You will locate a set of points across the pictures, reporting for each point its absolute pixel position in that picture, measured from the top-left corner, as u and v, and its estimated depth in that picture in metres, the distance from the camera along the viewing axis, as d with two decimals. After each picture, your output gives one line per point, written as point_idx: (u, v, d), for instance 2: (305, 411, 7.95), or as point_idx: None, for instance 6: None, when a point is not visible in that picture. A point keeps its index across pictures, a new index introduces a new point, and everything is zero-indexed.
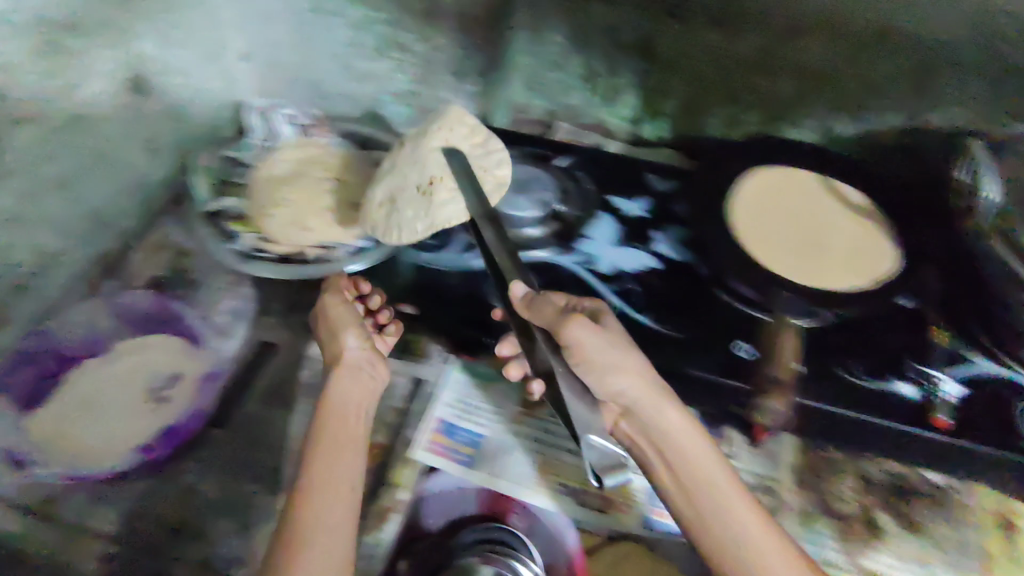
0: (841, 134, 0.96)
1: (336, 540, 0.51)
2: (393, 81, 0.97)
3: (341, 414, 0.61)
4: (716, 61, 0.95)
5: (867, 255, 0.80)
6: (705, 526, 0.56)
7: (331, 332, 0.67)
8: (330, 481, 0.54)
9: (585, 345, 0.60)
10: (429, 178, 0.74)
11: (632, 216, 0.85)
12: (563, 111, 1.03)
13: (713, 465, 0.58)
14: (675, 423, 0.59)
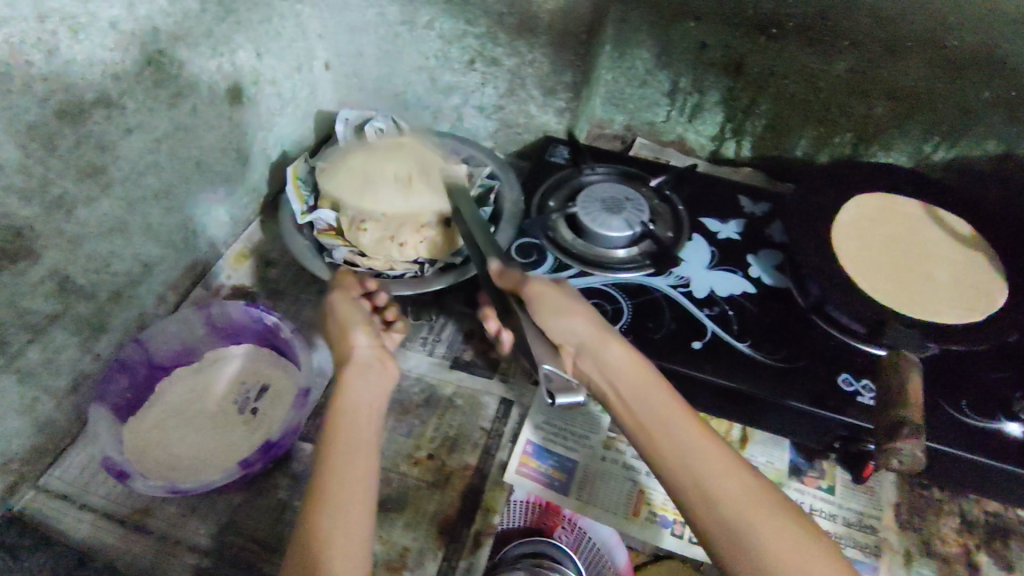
0: (935, 159, 0.93)
1: (351, 557, 0.48)
2: (479, 94, 0.93)
3: (348, 418, 0.56)
4: (811, 82, 0.90)
5: (980, 291, 0.72)
6: (675, 470, 0.53)
7: (342, 332, 0.64)
8: (339, 494, 0.51)
9: (546, 304, 0.63)
10: (408, 173, 0.77)
11: (728, 242, 0.82)
12: (643, 127, 1.05)
13: (667, 407, 0.56)
14: (625, 367, 0.59)
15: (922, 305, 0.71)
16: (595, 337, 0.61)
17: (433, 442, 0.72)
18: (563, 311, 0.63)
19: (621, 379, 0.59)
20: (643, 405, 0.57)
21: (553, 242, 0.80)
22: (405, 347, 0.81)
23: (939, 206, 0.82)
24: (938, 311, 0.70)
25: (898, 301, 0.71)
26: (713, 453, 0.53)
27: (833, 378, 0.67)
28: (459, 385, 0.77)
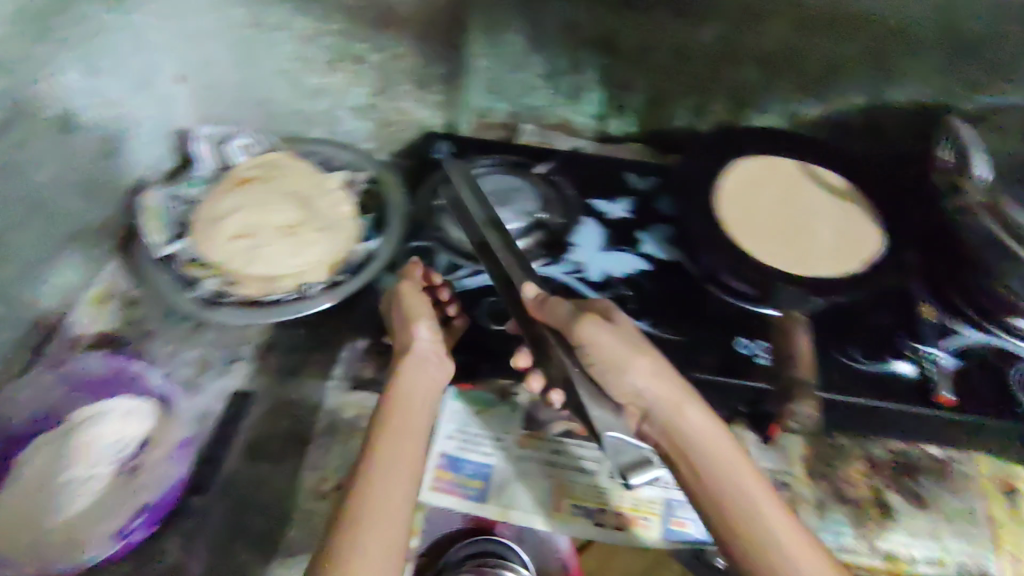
0: (809, 116, 0.94)
1: (379, 554, 0.49)
2: (349, 95, 0.88)
3: (407, 404, 0.60)
4: (683, 53, 0.91)
5: (853, 254, 0.73)
6: (744, 545, 0.52)
7: (405, 323, 0.66)
8: (377, 496, 0.52)
9: (607, 356, 0.59)
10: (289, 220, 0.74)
11: (617, 222, 0.81)
12: (526, 113, 1.02)
13: (742, 473, 0.55)
14: (702, 429, 0.57)
15: (806, 263, 0.73)
16: (667, 391, 0.58)
17: (339, 472, 0.68)
18: (626, 364, 0.59)
19: (696, 440, 0.57)
20: (716, 470, 0.55)
21: (443, 243, 0.77)
22: (297, 374, 0.75)
23: (815, 164, 0.85)
24: (819, 267, 0.72)
25: (782, 261, 0.73)
26: (789, 533, 0.52)
27: (730, 346, 0.69)
28: (360, 406, 0.73)
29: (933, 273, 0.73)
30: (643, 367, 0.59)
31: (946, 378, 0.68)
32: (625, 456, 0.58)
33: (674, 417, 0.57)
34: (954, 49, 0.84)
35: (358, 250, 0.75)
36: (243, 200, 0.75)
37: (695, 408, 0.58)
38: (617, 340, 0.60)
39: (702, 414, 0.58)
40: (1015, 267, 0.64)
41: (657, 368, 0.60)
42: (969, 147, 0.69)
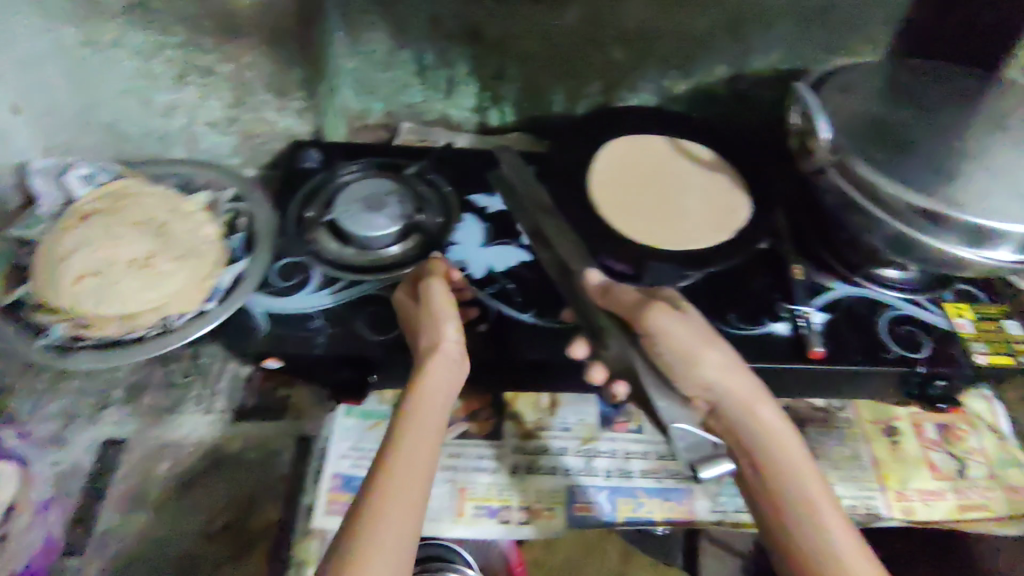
0: (677, 91, 0.96)
1: (403, 546, 0.48)
2: (204, 109, 0.82)
3: (430, 400, 0.57)
4: (548, 39, 0.90)
5: (718, 222, 0.76)
6: (796, 528, 0.55)
7: (434, 319, 0.62)
8: (394, 488, 0.51)
9: (678, 348, 0.60)
10: (144, 252, 0.70)
11: (497, 214, 0.81)
12: (402, 111, 1.00)
13: (803, 469, 0.57)
14: (773, 423, 0.59)
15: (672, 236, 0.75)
16: (739, 384, 0.60)
17: (227, 509, 0.65)
18: (700, 356, 0.60)
19: (770, 434, 0.59)
20: (783, 463, 0.57)
21: (318, 256, 0.74)
22: (176, 411, 0.71)
23: (683, 138, 0.86)
24: (683, 239, 0.74)
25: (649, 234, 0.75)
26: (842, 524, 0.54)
27: None
28: (246, 437, 0.70)
29: (802, 236, 0.81)
30: (719, 361, 0.61)
31: (817, 333, 0.71)
32: (693, 449, 0.57)
33: (751, 411, 0.59)
34: (802, 13, 0.87)
35: (222, 275, 0.70)
36: (87, 234, 0.70)
37: (765, 403, 0.60)
38: (685, 332, 0.61)
39: (772, 411, 0.60)
40: (868, 223, 0.68)
41: (729, 362, 0.61)
42: (814, 113, 0.67)
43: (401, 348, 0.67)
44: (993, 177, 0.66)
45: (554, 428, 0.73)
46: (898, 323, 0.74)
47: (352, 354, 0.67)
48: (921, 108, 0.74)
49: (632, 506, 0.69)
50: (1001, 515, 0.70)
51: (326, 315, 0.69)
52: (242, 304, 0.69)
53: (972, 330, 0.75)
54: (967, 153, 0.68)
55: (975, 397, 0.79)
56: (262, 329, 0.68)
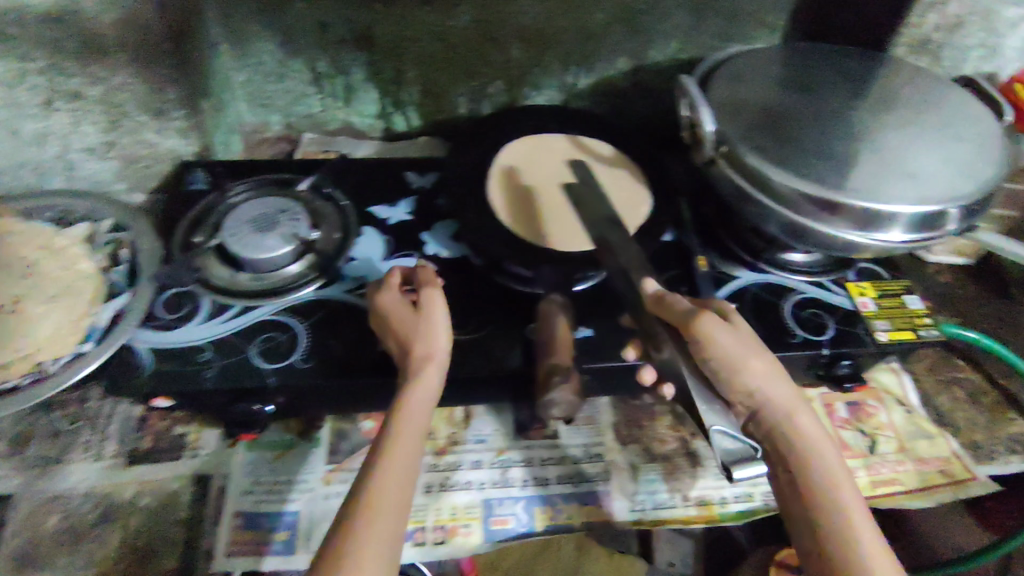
0: (581, 87, 0.96)
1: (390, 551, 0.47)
2: (77, 135, 0.76)
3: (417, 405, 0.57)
4: (443, 40, 0.88)
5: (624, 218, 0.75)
6: (832, 540, 0.51)
7: (427, 329, 0.61)
8: (385, 501, 0.49)
9: (726, 356, 0.56)
10: (12, 297, 0.65)
11: (398, 226, 0.78)
12: (302, 121, 0.96)
13: (846, 484, 0.53)
14: (813, 432, 0.55)
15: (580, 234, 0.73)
16: (777, 391, 0.57)
17: (121, 562, 0.62)
18: (747, 360, 0.56)
19: (808, 444, 0.55)
20: (826, 475, 0.54)
21: (207, 284, 0.71)
22: (64, 460, 0.67)
23: (581, 134, 0.85)
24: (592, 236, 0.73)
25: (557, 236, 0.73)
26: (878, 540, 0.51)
27: (521, 335, 0.68)
28: (140, 481, 0.66)
29: (709, 228, 0.82)
30: (763, 366, 0.57)
31: None
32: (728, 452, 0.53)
33: (787, 419, 0.56)
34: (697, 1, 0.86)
35: (100, 313, 0.66)
36: None
37: (803, 412, 0.56)
38: (735, 336, 0.57)
39: (812, 422, 0.56)
40: (763, 213, 0.68)
41: (772, 368, 0.57)
42: (698, 105, 0.66)
43: (296, 375, 0.64)
44: (879, 158, 0.66)
45: (468, 442, 0.72)
46: (801, 307, 0.75)
47: (244, 385, 0.63)
48: (810, 93, 0.75)
49: (550, 515, 0.68)
50: (912, 487, 0.71)
51: (214, 347, 0.66)
52: (123, 341, 0.65)
53: (874, 309, 0.76)
54: (853, 137, 0.69)
55: (883, 369, 0.82)
56: (147, 365, 0.64)
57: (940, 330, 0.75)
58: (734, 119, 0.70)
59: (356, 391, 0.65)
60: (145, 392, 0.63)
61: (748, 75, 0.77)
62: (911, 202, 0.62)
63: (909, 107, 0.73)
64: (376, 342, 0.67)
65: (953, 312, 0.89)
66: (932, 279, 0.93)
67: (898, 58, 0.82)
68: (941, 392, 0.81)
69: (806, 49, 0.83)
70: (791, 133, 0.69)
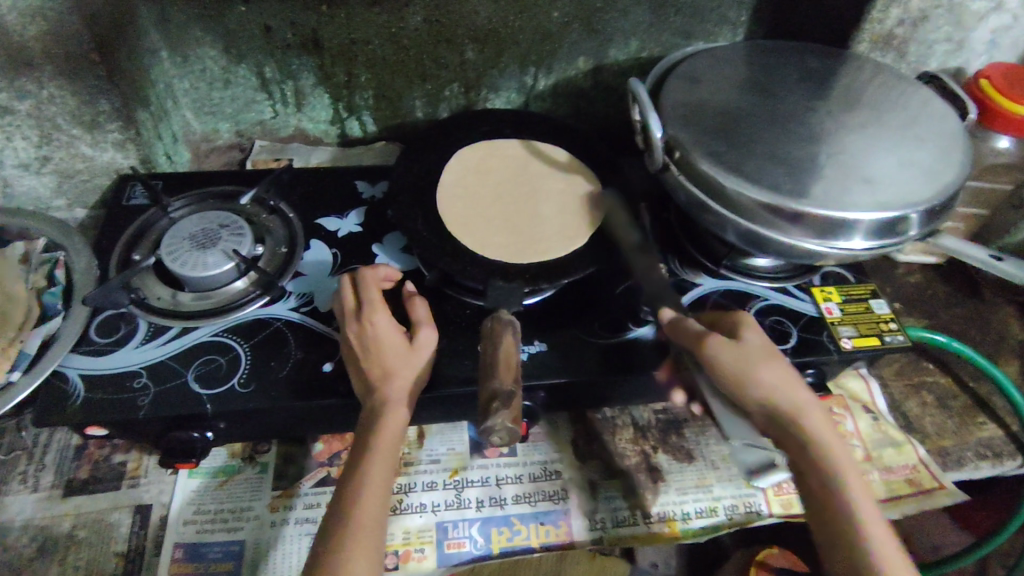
0: (540, 88, 0.93)
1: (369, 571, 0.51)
2: (9, 150, 0.73)
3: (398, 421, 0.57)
4: (394, 42, 0.84)
5: (574, 229, 0.72)
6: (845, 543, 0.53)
7: (404, 357, 0.59)
8: (365, 529, 0.53)
9: (731, 371, 0.57)
10: None
11: (348, 238, 0.75)
12: (254, 129, 0.94)
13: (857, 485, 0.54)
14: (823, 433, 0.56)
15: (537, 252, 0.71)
16: (788, 393, 0.56)
17: None
18: (753, 373, 0.56)
19: (821, 445, 0.55)
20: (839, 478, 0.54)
21: (144, 305, 0.67)
22: None
23: (536, 139, 0.82)
24: (550, 244, 0.70)
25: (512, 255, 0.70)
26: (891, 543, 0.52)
27: (470, 350, 0.66)
28: (77, 513, 0.64)
29: (670, 233, 0.80)
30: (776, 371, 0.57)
31: None
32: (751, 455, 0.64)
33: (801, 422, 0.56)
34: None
35: (31, 340, 0.64)
36: None
37: (813, 415, 0.56)
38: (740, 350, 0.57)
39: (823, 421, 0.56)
40: (720, 221, 0.65)
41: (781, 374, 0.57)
42: (646, 111, 0.65)
43: (234, 400, 0.61)
44: (837, 163, 0.64)
45: (421, 462, 0.70)
46: (763, 315, 0.73)
47: (180, 412, 0.60)
48: (768, 94, 0.72)
49: (507, 536, 0.66)
50: (878, 498, 0.70)
51: (150, 371, 0.63)
52: (54, 368, 0.62)
53: (839, 314, 0.74)
54: (812, 140, 0.67)
55: (850, 375, 0.80)
56: (78, 393, 0.61)
57: (906, 335, 0.73)
58: (687, 123, 0.67)
59: (302, 413, 0.63)
60: (77, 423, 0.60)
61: (704, 74, 0.75)
62: (870, 208, 0.60)
63: (872, 107, 0.71)
64: (321, 361, 0.65)
65: (921, 313, 0.88)
66: (902, 280, 0.91)
67: (861, 55, 0.79)
68: (909, 397, 0.80)
69: (767, 46, 0.81)
70: (746, 136, 0.67)
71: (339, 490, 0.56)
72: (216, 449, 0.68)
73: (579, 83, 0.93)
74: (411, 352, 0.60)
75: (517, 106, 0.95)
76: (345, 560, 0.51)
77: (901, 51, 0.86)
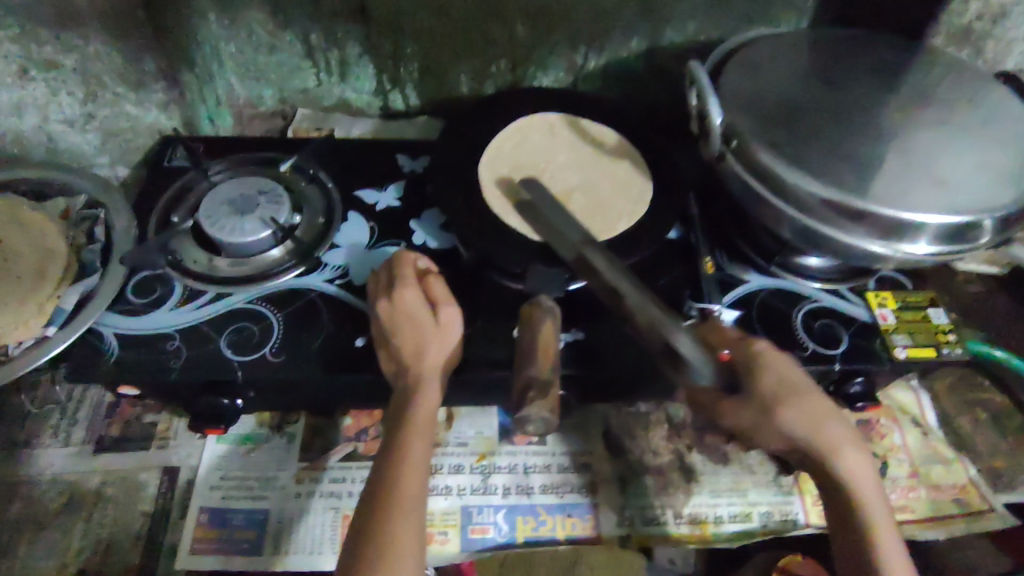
0: (591, 68, 0.90)
1: (414, 542, 0.50)
2: (55, 106, 0.74)
3: (428, 394, 0.56)
4: (443, 13, 0.81)
5: (619, 211, 0.69)
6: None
7: (440, 334, 0.58)
8: (407, 502, 0.52)
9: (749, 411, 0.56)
10: None
11: (386, 212, 0.74)
12: (297, 97, 0.93)
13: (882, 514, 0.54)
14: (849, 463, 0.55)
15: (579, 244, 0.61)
16: (806, 424, 0.55)
17: (83, 553, 0.60)
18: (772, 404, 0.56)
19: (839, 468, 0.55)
20: (863, 514, 0.54)
21: (179, 268, 0.67)
22: (28, 446, 0.65)
23: (585, 118, 0.79)
24: (600, 225, 0.68)
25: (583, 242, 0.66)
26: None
27: (507, 334, 0.64)
28: (106, 471, 0.64)
29: (718, 225, 0.76)
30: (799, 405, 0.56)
31: None
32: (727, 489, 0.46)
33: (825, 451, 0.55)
34: None
35: (69, 296, 0.63)
36: None
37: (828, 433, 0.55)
38: (748, 403, 0.56)
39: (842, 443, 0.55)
40: (775, 216, 0.62)
41: (807, 410, 0.55)
42: (706, 96, 0.60)
43: (266, 370, 0.61)
44: (907, 161, 0.60)
45: (449, 444, 0.68)
46: (813, 318, 0.69)
47: (210, 379, 0.60)
48: (834, 85, 0.68)
49: (532, 526, 0.64)
50: (922, 516, 0.67)
51: (183, 336, 0.62)
52: (89, 326, 0.62)
53: (894, 321, 0.70)
54: (880, 136, 0.63)
55: (900, 385, 0.76)
56: (112, 350, 0.61)
57: (965, 349, 0.69)
58: (745, 113, 0.64)
59: (334, 385, 0.62)
60: (109, 381, 0.60)
61: (769, 60, 0.71)
62: (940, 211, 0.56)
63: (945, 104, 0.66)
64: (354, 337, 0.63)
65: (980, 327, 0.83)
66: (961, 289, 0.86)
67: (937, 48, 0.75)
68: (961, 412, 0.76)
69: (837, 33, 0.76)
70: (808, 130, 0.63)
71: (375, 468, 0.54)
72: (245, 416, 0.67)
73: (632, 64, 0.89)
74: (441, 329, 0.58)
75: (566, 85, 0.92)
76: (388, 533, 0.50)
77: (979, 47, 0.80)
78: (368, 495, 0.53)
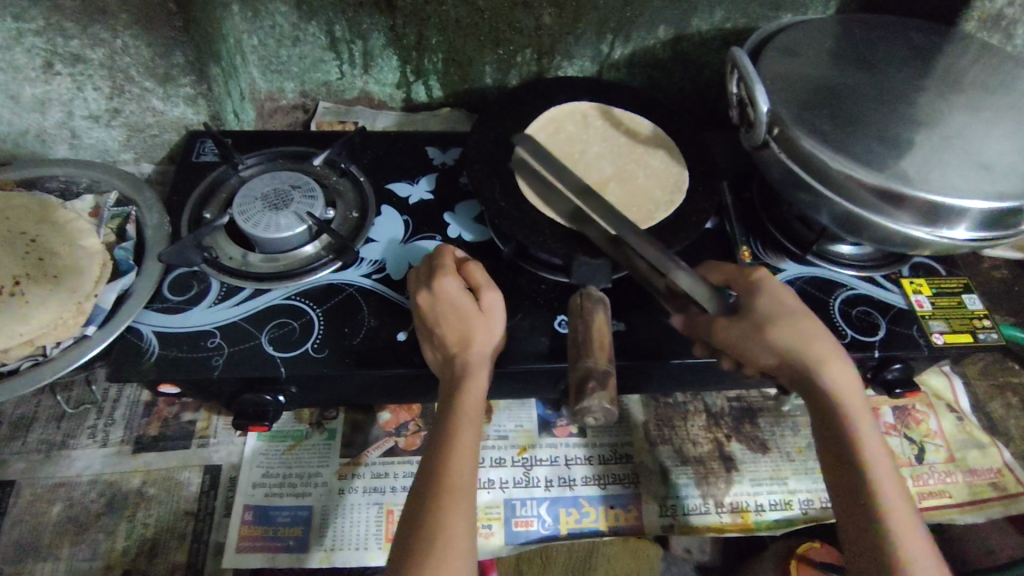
0: (615, 58, 0.89)
1: (468, 531, 0.49)
2: (80, 101, 0.73)
3: (477, 382, 0.55)
4: (470, 3, 0.80)
5: (657, 200, 0.69)
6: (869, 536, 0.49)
7: (485, 323, 0.58)
8: (461, 489, 0.50)
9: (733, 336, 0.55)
10: (13, 279, 0.60)
11: (419, 204, 0.74)
12: (319, 89, 0.92)
13: (880, 456, 0.52)
14: (843, 392, 0.54)
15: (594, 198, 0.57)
16: (808, 351, 0.54)
17: (128, 553, 0.60)
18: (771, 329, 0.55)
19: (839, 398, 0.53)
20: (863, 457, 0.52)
21: (215, 265, 0.66)
22: (66, 447, 0.65)
23: (616, 108, 0.78)
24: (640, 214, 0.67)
25: None
26: (915, 526, 0.49)
27: (548, 326, 0.64)
28: (147, 470, 0.64)
29: (752, 213, 0.77)
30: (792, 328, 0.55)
31: None
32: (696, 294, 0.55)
33: (819, 376, 0.54)
34: None
35: (107, 294, 0.63)
36: None
37: (831, 361, 0.54)
38: (749, 327, 0.55)
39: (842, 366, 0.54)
40: (815, 202, 0.62)
41: (801, 333, 0.55)
42: (751, 83, 0.61)
43: (309, 365, 0.60)
44: (951, 147, 0.60)
45: (489, 437, 0.69)
46: (850, 305, 0.69)
47: (254, 375, 0.59)
48: (871, 73, 0.68)
49: (576, 518, 0.65)
50: (962, 501, 0.68)
51: (223, 333, 0.62)
52: (128, 325, 0.61)
53: (930, 308, 0.70)
54: (923, 124, 0.62)
55: (932, 371, 0.77)
56: (153, 349, 0.61)
57: (1000, 333, 0.69)
58: (786, 101, 0.63)
59: (377, 379, 0.61)
60: (151, 380, 0.60)
61: (801, 48, 0.70)
62: (987, 195, 0.55)
63: (985, 90, 0.66)
64: (395, 331, 0.63)
65: (1007, 313, 0.84)
66: (988, 275, 0.87)
67: (969, 34, 0.74)
68: (993, 397, 0.77)
69: (869, 19, 0.76)
70: (850, 119, 0.62)
71: (425, 456, 0.53)
72: (284, 413, 0.67)
73: (657, 53, 0.89)
74: (485, 315, 0.58)
75: (590, 75, 0.92)
76: (442, 520, 0.48)
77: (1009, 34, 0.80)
78: (421, 485, 0.51)
